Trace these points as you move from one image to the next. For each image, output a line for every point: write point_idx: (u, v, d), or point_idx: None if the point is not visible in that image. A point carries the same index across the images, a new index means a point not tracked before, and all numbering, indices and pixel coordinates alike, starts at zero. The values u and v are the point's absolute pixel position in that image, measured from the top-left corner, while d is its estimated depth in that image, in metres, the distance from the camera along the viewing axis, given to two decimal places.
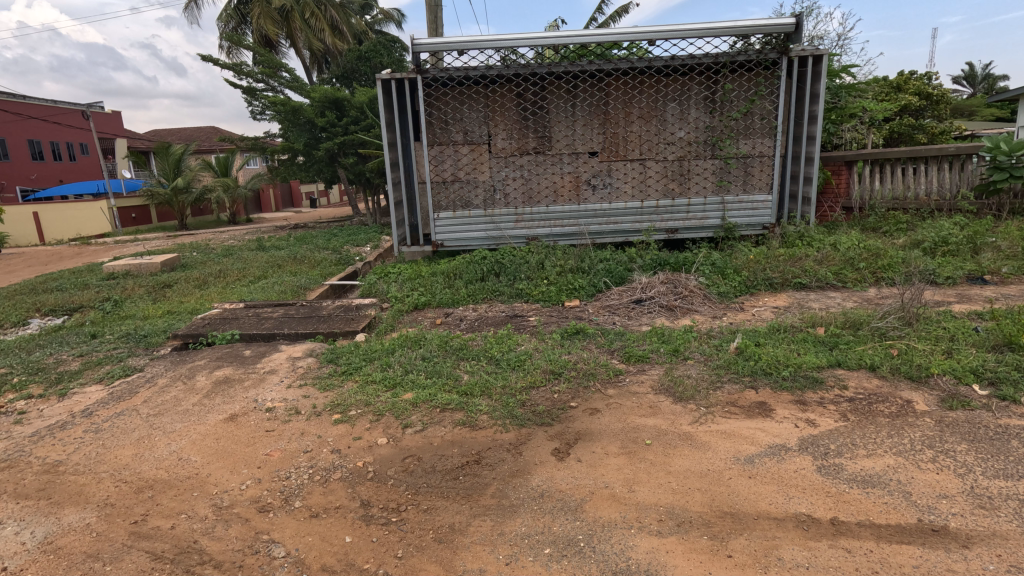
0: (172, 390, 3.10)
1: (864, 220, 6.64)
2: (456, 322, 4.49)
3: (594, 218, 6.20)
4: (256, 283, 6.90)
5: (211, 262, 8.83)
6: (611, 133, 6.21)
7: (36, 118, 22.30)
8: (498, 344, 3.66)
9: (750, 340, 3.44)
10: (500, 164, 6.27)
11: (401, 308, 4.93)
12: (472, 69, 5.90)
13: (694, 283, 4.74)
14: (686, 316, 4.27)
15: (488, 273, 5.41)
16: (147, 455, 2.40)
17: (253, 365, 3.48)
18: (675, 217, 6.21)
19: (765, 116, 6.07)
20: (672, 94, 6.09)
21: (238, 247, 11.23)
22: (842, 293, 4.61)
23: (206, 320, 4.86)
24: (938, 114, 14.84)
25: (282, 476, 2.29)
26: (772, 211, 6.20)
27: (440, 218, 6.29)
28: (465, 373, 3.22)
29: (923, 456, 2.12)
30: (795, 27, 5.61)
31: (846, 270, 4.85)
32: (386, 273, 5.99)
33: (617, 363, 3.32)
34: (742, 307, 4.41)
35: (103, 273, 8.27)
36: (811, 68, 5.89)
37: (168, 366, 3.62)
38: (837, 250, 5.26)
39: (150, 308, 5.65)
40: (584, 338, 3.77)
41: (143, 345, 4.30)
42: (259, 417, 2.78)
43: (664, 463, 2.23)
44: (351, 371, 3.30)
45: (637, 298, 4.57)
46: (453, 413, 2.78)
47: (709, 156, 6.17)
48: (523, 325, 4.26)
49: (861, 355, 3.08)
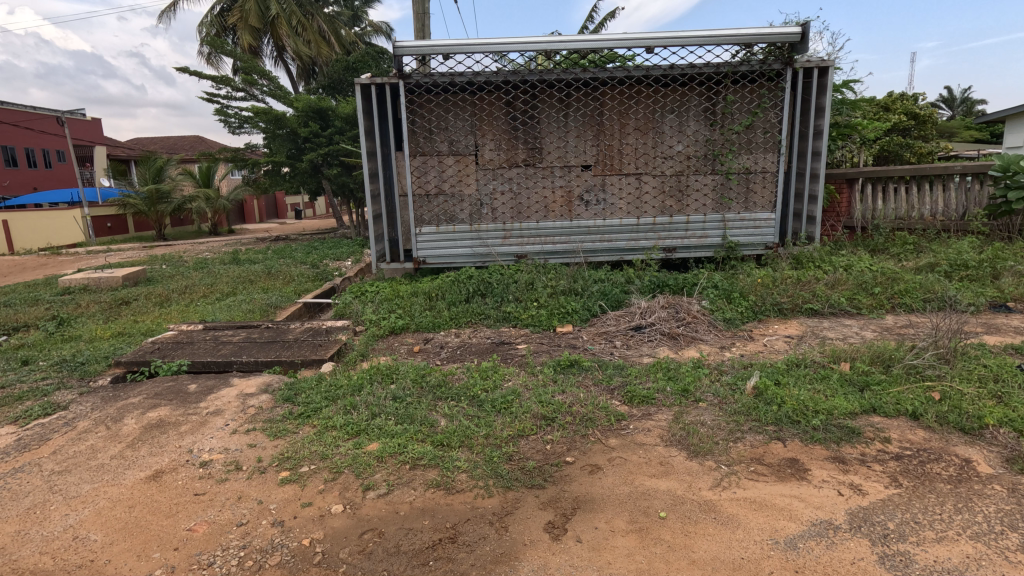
0: (90, 438, 2.60)
1: (868, 241, 6.35)
2: (436, 350, 4.05)
3: (588, 235, 5.74)
4: (222, 300, 6.39)
5: (178, 277, 8.27)
6: (605, 146, 5.88)
7: (8, 123, 21.54)
8: (482, 380, 3.20)
9: (769, 378, 3.01)
10: (487, 176, 5.90)
11: (376, 332, 4.47)
12: (458, 75, 5.46)
13: (697, 308, 4.34)
14: (690, 346, 3.87)
15: (474, 294, 4.96)
16: (34, 534, 1.92)
17: (196, 404, 2.98)
18: (673, 234, 5.79)
19: (769, 129, 5.76)
20: (670, 105, 5.79)
21: (210, 260, 10.67)
22: (858, 321, 4.25)
23: (157, 344, 4.38)
24: (924, 134, 14.84)
25: (202, 563, 1.81)
26: (776, 230, 5.82)
27: (423, 233, 5.80)
28: (442, 418, 2.75)
29: (1007, 542, 1.72)
30: (802, 36, 5.23)
31: (860, 296, 4.50)
32: (363, 292, 5.52)
33: (618, 406, 2.88)
34: (751, 336, 4.02)
35: (60, 287, 7.71)
36: (817, 80, 5.51)
37: (96, 403, 3.10)
38: (849, 274, 4.92)
39: (100, 329, 5.12)
40: (580, 371, 3.34)
41: (78, 376, 3.79)
42: (189, 476, 2.29)
43: (685, 547, 1.81)
44: (308, 414, 2.82)
45: (636, 324, 4.15)
46: (425, 471, 2.32)
47: (710, 172, 5.85)
48: (511, 355, 3.81)
49: (899, 398, 2.69)
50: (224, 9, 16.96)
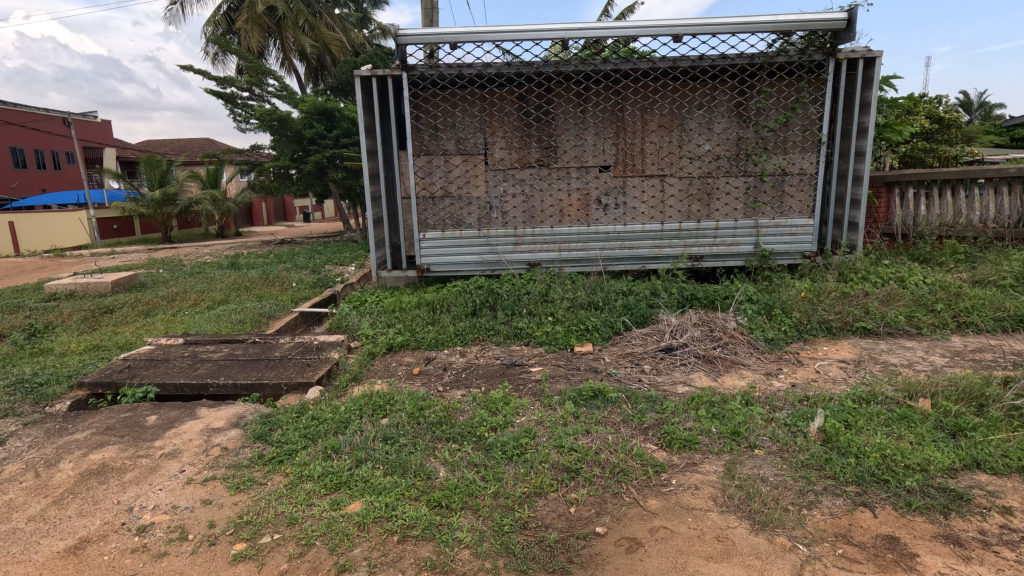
0: (11, 492, 2.14)
1: (911, 249, 5.80)
2: (439, 373, 3.57)
3: (607, 241, 5.23)
4: (211, 309, 5.95)
5: (170, 282, 7.84)
6: (626, 144, 5.39)
7: (15, 124, 21.38)
8: (491, 415, 2.70)
9: (838, 418, 2.49)
10: (498, 178, 5.43)
11: (372, 350, 3.99)
12: (466, 66, 4.97)
13: (733, 326, 3.85)
14: (730, 371, 3.37)
15: (482, 306, 4.47)
16: None
17: (150, 441, 2.52)
18: (701, 241, 5.25)
19: (807, 127, 5.25)
20: (698, 100, 5.29)
21: (209, 264, 10.26)
22: (920, 343, 3.72)
23: (128, 361, 3.94)
24: (949, 139, 14.23)
25: None
26: (814, 237, 5.24)
27: (427, 238, 5.30)
28: (442, 467, 2.27)
29: None
30: (848, 23, 4.69)
31: (920, 314, 3.96)
32: (361, 303, 5.05)
33: (655, 452, 2.38)
34: (799, 360, 3.51)
35: (46, 293, 7.31)
36: (862, 72, 4.97)
37: (37, 438, 2.65)
38: (904, 288, 4.38)
39: (74, 342, 4.70)
40: (605, 404, 2.84)
41: (32, 400, 3.35)
42: (120, 548, 1.83)
43: None
44: (281, 458, 2.34)
45: (666, 345, 3.66)
46: (419, 546, 1.84)
47: (741, 173, 5.35)
48: (524, 380, 3.32)
49: (1007, 450, 2.18)
50: (231, 9, 16.66)
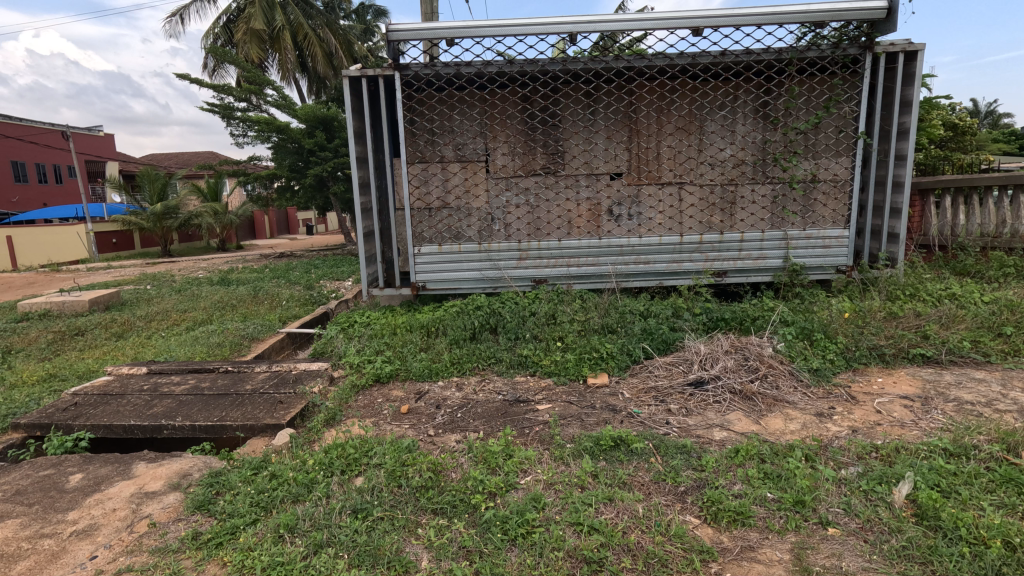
0: None
1: (953, 262, 5.23)
2: (431, 411, 3.05)
3: (620, 256, 4.72)
4: (189, 331, 5.46)
5: (152, 301, 7.37)
6: (640, 149, 4.91)
7: (15, 138, 21.17)
8: (490, 473, 2.19)
9: (928, 482, 1.96)
10: (499, 186, 4.95)
11: (355, 382, 3.49)
12: (464, 65, 4.50)
13: (772, 353, 3.32)
14: (774, 411, 2.84)
15: (482, 329, 3.98)
16: None
17: (62, 513, 2.03)
18: (724, 255, 4.73)
19: (841, 128, 4.74)
20: (720, 100, 4.82)
21: (200, 280, 9.82)
22: (991, 373, 3.19)
23: (77, 397, 3.41)
24: (963, 147, 13.79)
25: None
26: (849, 250, 4.71)
27: (422, 253, 4.79)
28: (425, 553, 1.77)
29: None
30: (887, 13, 4.20)
31: (987, 339, 3.43)
32: (349, 324, 4.54)
33: (699, 529, 1.86)
34: (853, 396, 2.98)
35: (19, 314, 6.84)
36: (903, 67, 4.45)
37: None
38: (963, 308, 3.84)
39: (28, 371, 4.22)
40: (630, 457, 2.32)
41: None
42: None
43: None
44: (220, 539, 1.84)
45: (695, 378, 3.14)
46: None
47: (767, 179, 4.84)
48: (530, 421, 2.81)
49: None
50: (230, 21, 16.43)
